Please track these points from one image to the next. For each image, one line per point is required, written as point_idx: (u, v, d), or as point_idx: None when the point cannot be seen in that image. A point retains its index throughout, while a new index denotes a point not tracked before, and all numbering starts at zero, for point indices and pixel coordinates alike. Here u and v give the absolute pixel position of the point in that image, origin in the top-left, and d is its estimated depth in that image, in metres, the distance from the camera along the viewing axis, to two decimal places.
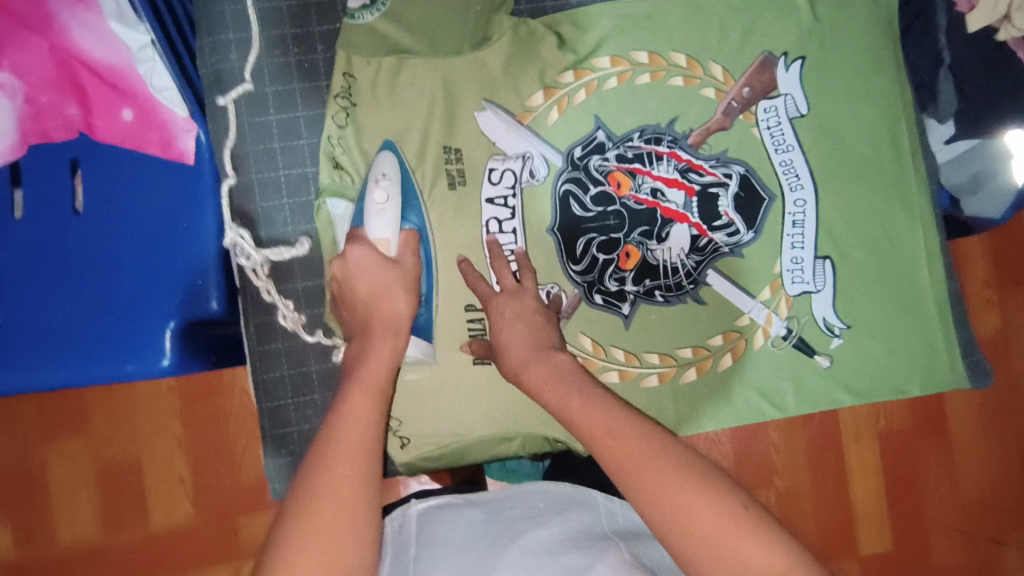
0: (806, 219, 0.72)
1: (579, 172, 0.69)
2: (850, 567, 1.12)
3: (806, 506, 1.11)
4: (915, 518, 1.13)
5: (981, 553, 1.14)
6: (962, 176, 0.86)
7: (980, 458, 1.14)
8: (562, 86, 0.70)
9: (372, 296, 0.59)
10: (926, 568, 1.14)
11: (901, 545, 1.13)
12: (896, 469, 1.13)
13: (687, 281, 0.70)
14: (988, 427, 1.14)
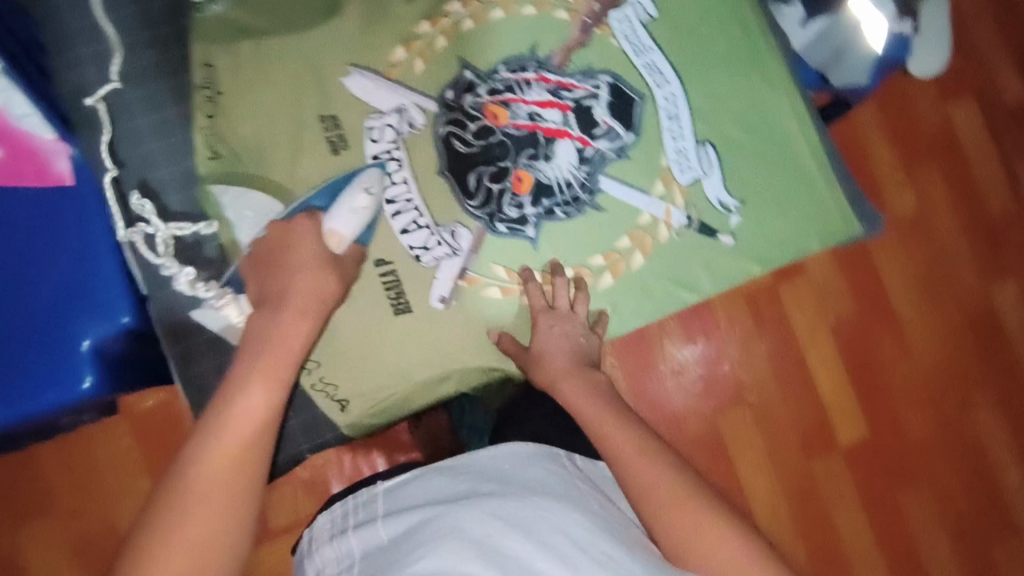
0: (679, 111, 0.75)
1: (456, 114, 0.72)
2: (834, 462, 1.21)
3: (782, 413, 1.20)
4: (885, 402, 1.23)
5: (952, 416, 1.23)
6: (825, 54, 0.87)
7: (928, 331, 1.23)
8: (420, 35, 0.72)
9: (293, 277, 0.62)
10: (904, 442, 1.23)
11: (886, 438, 1.23)
12: (857, 359, 1.22)
13: (583, 192, 0.73)
14: (931, 299, 1.23)
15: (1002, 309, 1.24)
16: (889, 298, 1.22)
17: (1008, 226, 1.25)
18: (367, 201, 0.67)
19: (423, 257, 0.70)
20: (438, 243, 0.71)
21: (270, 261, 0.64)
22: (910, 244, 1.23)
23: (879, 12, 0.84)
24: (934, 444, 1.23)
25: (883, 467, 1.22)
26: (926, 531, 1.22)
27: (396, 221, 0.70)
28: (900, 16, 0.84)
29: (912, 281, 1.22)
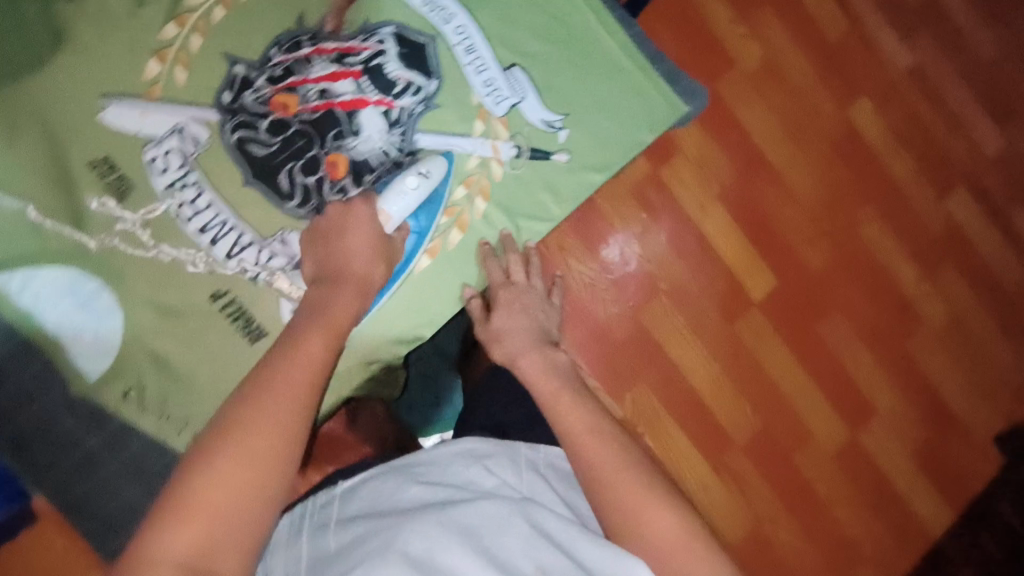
0: (474, 42, 0.72)
1: (241, 116, 0.66)
2: (753, 316, 1.30)
3: (694, 288, 1.28)
4: (782, 246, 1.32)
5: (842, 239, 1.34)
6: None
7: (806, 170, 1.33)
8: (170, 41, 0.64)
9: (353, 249, 0.63)
10: (807, 275, 1.32)
11: (791, 276, 1.32)
12: (748, 217, 1.30)
13: (404, 156, 0.69)
14: (798, 138, 1.32)
15: (861, 123, 1.35)
16: (761, 150, 1.30)
17: (846, 49, 1.34)
18: (418, 182, 0.68)
19: (258, 276, 0.66)
20: (271, 256, 0.66)
21: (325, 243, 0.64)
22: (765, 91, 1.31)
23: None
24: (833, 271, 1.33)
25: (794, 295, 1.32)
26: (844, 346, 1.34)
27: (217, 247, 0.65)
28: None
29: (777, 126, 1.31)
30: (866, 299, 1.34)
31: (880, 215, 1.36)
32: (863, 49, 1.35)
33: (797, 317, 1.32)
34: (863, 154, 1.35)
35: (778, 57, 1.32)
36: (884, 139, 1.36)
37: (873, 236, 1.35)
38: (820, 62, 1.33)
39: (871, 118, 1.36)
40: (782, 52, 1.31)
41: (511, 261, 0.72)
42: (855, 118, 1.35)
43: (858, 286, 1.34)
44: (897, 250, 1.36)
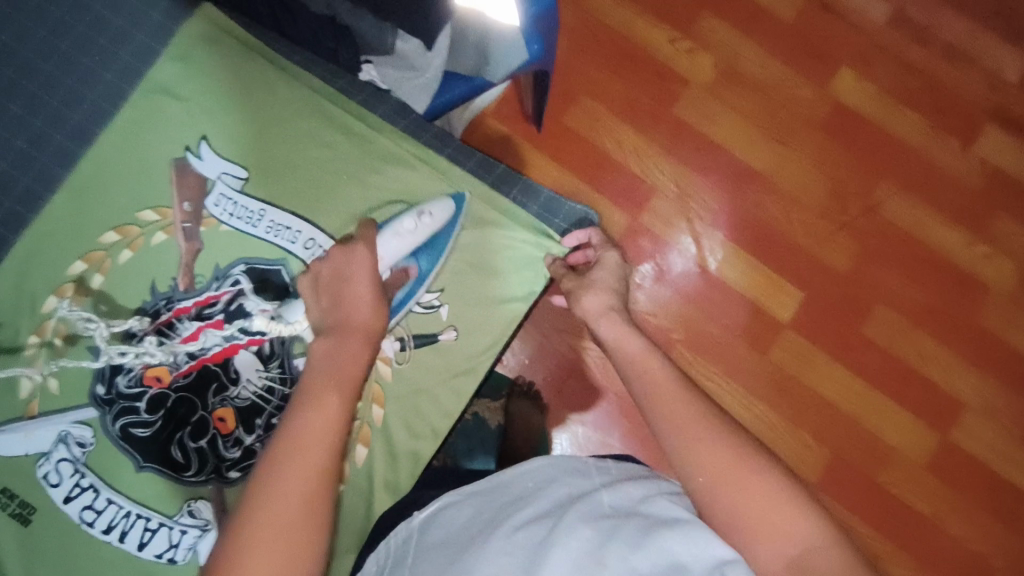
0: (327, 248, 0.69)
1: (119, 403, 0.65)
2: (788, 340, 1.17)
3: (713, 328, 1.18)
4: (797, 251, 1.20)
5: (866, 227, 1.20)
6: (472, 56, 0.87)
7: (799, 167, 1.22)
8: (35, 355, 0.65)
9: (351, 298, 0.59)
10: (837, 277, 1.19)
11: (817, 281, 1.19)
12: (751, 232, 1.20)
13: (287, 386, 0.67)
14: (780, 137, 1.22)
15: (848, 96, 1.23)
16: (745, 161, 1.22)
17: (810, 26, 1.24)
18: (415, 225, 0.68)
19: (175, 557, 0.64)
20: (183, 532, 0.65)
21: (330, 291, 0.60)
22: (729, 98, 1.23)
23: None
24: (864, 263, 1.19)
25: (826, 298, 1.18)
26: (903, 341, 1.17)
27: (128, 541, 0.64)
28: None
29: (753, 130, 1.23)
30: (911, 281, 1.19)
31: (903, 186, 1.21)
32: (830, 19, 1.25)
33: (840, 322, 1.18)
34: (864, 129, 1.22)
35: (733, 57, 1.24)
36: (884, 104, 1.22)
37: (902, 212, 1.20)
38: (786, 50, 1.24)
39: (859, 86, 1.23)
40: (734, 51, 1.24)
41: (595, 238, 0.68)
42: (841, 95, 1.23)
43: (897, 269, 1.19)
44: (934, 220, 1.20)
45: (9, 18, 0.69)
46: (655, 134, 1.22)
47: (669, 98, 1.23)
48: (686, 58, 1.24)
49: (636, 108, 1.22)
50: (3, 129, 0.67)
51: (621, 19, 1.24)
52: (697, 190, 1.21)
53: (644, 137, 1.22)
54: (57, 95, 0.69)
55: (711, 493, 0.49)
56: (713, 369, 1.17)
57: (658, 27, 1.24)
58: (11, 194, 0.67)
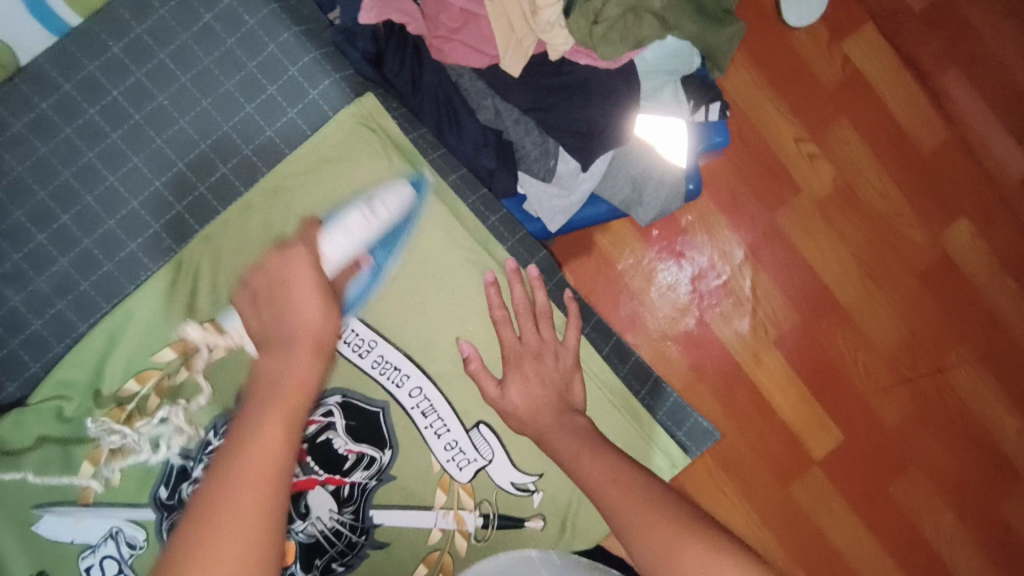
0: (434, 403, 0.64)
1: (179, 512, 0.60)
2: (814, 478, 1.10)
3: (748, 455, 1.10)
4: (852, 397, 1.12)
5: (930, 390, 1.13)
6: (625, 188, 0.78)
7: (885, 309, 1.14)
8: (99, 441, 0.60)
9: (296, 307, 0.48)
10: (885, 434, 1.12)
11: (863, 438, 1.12)
12: (814, 366, 1.12)
13: (357, 534, 0.63)
14: (876, 276, 1.14)
15: (956, 250, 1.15)
16: (832, 289, 1.13)
17: (941, 161, 1.15)
18: (367, 219, 0.60)
19: None
20: None
21: (272, 306, 0.49)
22: (838, 221, 1.13)
23: (677, 128, 0.77)
24: (917, 427, 1.13)
25: (867, 453, 1.12)
26: (927, 515, 1.12)
27: None
28: (705, 105, 0.80)
29: (849, 259, 1.13)
30: (956, 455, 1.13)
31: (978, 357, 1.15)
32: (966, 162, 1.16)
33: (872, 479, 1.11)
34: (960, 288, 1.15)
35: (855, 175, 1.14)
36: (990, 267, 1.15)
37: (968, 384, 1.14)
38: (912, 185, 1.15)
39: (971, 243, 1.15)
40: (860, 169, 1.14)
41: (521, 306, 0.64)
42: (950, 246, 1.15)
43: (945, 441, 1.13)
44: (999, 403, 1.14)
45: (149, 51, 0.59)
46: (748, 231, 1.11)
47: (777, 201, 1.12)
48: (806, 165, 1.12)
49: (738, 205, 1.11)
50: (119, 183, 0.60)
51: (749, 98, 1.13)
52: (773, 308, 1.12)
53: (738, 239, 1.11)
54: (186, 155, 0.60)
55: (616, 517, 0.48)
56: (733, 492, 1.11)
57: (787, 120, 1.12)
58: (113, 258, 0.60)
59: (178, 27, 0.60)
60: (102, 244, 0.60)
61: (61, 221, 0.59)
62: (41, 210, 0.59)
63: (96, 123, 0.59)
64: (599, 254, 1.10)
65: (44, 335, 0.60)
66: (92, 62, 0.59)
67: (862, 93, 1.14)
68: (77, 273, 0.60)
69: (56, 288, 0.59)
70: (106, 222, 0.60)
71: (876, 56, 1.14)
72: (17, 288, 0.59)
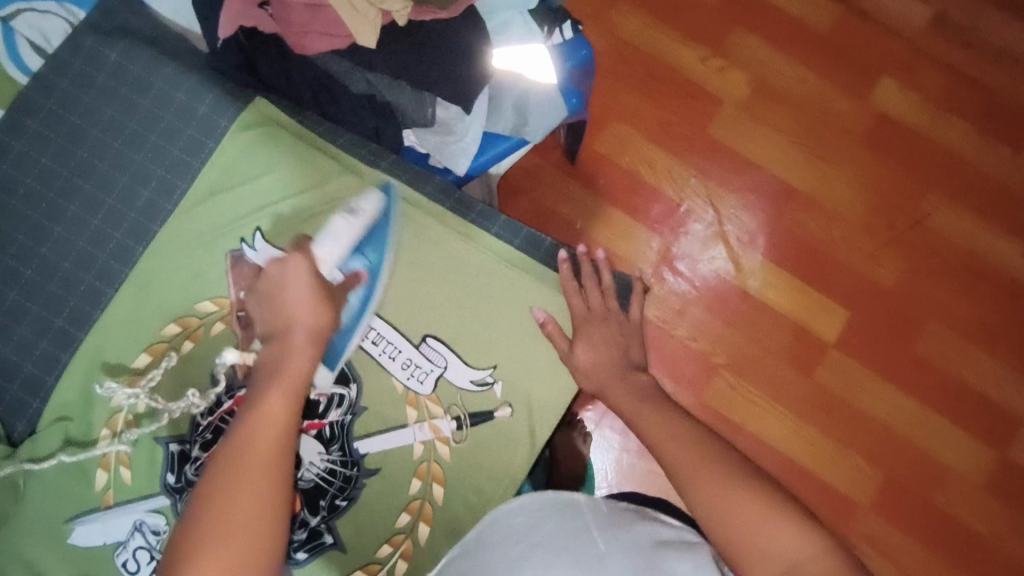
0: (381, 331, 0.71)
1: (187, 491, 0.67)
2: (838, 360, 1.08)
3: (756, 351, 1.09)
4: (838, 270, 1.11)
5: (913, 239, 1.12)
6: (509, 117, 0.87)
7: (841, 179, 1.13)
8: (106, 447, 0.67)
9: (296, 311, 0.59)
10: (885, 295, 1.10)
11: (864, 304, 1.10)
12: (788, 250, 1.11)
13: (350, 468, 0.69)
14: (819, 151, 1.14)
15: (889, 106, 1.15)
16: (779, 175, 1.13)
17: (846, 35, 1.16)
18: (351, 223, 0.67)
19: None
20: None
21: (273, 298, 0.61)
22: (761, 114, 1.15)
23: (535, 50, 0.85)
24: (913, 278, 1.11)
25: (875, 323, 1.09)
26: (958, 358, 1.08)
27: None
28: (558, 26, 0.89)
29: (788, 147, 1.14)
30: (964, 293, 1.10)
31: (950, 194, 1.12)
32: (869, 28, 1.17)
33: (891, 341, 1.09)
34: (907, 136, 1.14)
35: (767, 68, 1.16)
36: (930, 109, 1.14)
37: (950, 223, 1.12)
38: (824, 66, 1.16)
39: (903, 93, 1.15)
40: (767, 63, 1.16)
41: (588, 279, 0.71)
42: (882, 103, 1.15)
43: (946, 283, 1.10)
44: (987, 230, 1.11)
45: (64, 118, 0.71)
46: (684, 151, 1.14)
47: (704, 117, 1.15)
48: (716, 75, 1.16)
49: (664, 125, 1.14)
50: (65, 231, 0.70)
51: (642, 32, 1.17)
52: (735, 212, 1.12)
53: (676, 158, 1.14)
54: (115, 191, 0.71)
55: (690, 488, 0.55)
56: (759, 396, 1.08)
57: (683, 41, 1.17)
58: (76, 292, 0.70)
59: (79, 92, 0.71)
60: (64, 284, 0.70)
61: (27, 276, 0.70)
62: (9, 271, 0.70)
63: (34, 189, 0.70)
64: (546, 208, 1.13)
65: (36, 373, 0.69)
66: (19, 141, 0.71)
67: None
68: (51, 314, 0.69)
69: (36, 330, 0.69)
70: (63, 264, 0.70)
71: None
72: (6, 340, 0.69)
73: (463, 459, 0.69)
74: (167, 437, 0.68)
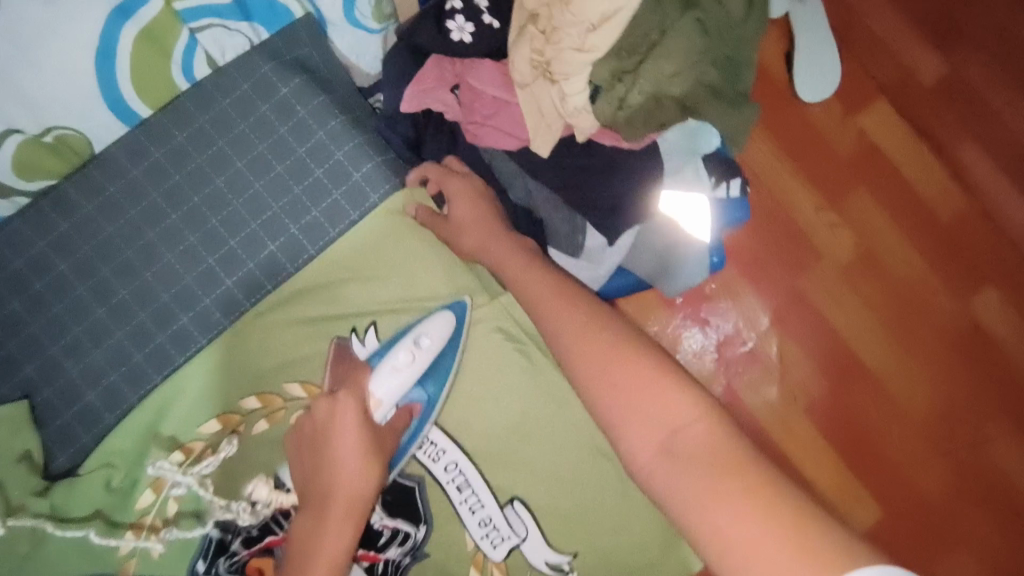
0: (470, 479, 0.64)
1: None
2: None
3: None
4: (886, 466, 1.06)
5: (968, 462, 1.07)
6: (651, 262, 0.81)
7: (917, 376, 1.09)
8: (146, 511, 0.60)
9: (340, 468, 0.51)
10: (924, 506, 1.05)
11: (902, 507, 1.05)
12: (844, 431, 1.06)
13: None
14: (904, 342, 1.09)
15: (986, 318, 1.11)
16: (857, 353, 1.08)
17: (962, 233, 1.12)
18: (412, 357, 0.59)
19: None
20: None
21: (313, 452, 0.53)
22: (862, 286, 1.09)
23: (701, 206, 0.78)
24: (956, 499, 1.06)
25: (905, 532, 1.05)
26: None
27: None
28: (725, 181, 0.82)
29: (877, 327, 1.09)
30: (999, 530, 1.06)
31: (1013, 426, 1.09)
32: (987, 228, 1.12)
33: (918, 555, 1.04)
34: (991, 354, 1.10)
35: (879, 244, 1.11)
36: (1019, 334, 1.11)
37: (1005, 454, 1.08)
38: (935, 258, 1.11)
39: (1000, 311, 1.11)
40: (881, 239, 1.11)
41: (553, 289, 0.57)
42: (978, 313, 1.11)
43: (985, 513, 1.06)
44: None
45: (212, 140, 0.65)
46: (772, 294, 1.08)
47: (800, 268, 1.09)
48: (827, 232, 1.10)
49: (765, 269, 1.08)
50: (175, 260, 0.63)
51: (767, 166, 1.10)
52: (801, 372, 1.07)
53: (762, 302, 1.08)
54: (241, 236, 0.64)
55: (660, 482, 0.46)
56: None
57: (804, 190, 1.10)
58: (165, 331, 0.63)
59: (237, 118, 0.65)
60: (155, 317, 0.63)
61: (120, 296, 0.62)
62: (102, 285, 0.62)
63: (158, 205, 0.64)
64: None
65: (96, 406, 0.62)
66: (158, 150, 0.64)
67: (881, 164, 1.12)
68: (132, 345, 0.62)
69: (110, 359, 0.62)
70: (161, 295, 0.63)
71: (891, 129, 1.12)
72: (75, 359, 0.62)
73: None
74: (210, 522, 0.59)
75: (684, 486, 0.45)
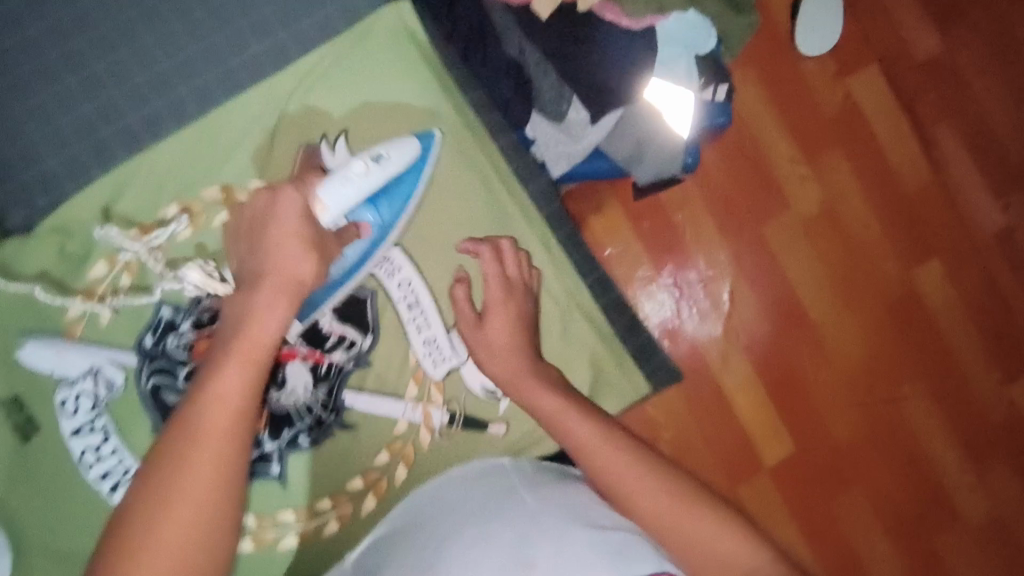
0: (420, 299, 0.67)
1: (160, 361, 0.63)
2: (761, 484, 1.00)
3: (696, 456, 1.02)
4: (808, 414, 1.01)
5: (886, 419, 1.03)
6: (627, 146, 0.83)
7: (853, 330, 1.03)
8: (96, 283, 0.63)
9: (278, 221, 0.52)
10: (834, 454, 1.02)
11: (813, 455, 1.01)
12: (775, 375, 1.01)
13: (326, 413, 0.65)
14: (849, 296, 1.03)
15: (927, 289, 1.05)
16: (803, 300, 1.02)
17: (920, 202, 1.06)
18: (365, 169, 0.58)
19: None
20: None
21: (259, 257, 0.51)
22: (818, 238, 1.02)
23: (685, 101, 0.80)
24: (868, 453, 1.02)
25: (813, 480, 1.01)
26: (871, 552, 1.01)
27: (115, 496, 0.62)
28: (713, 84, 0.84)
29: (824, 276, 1.02)
30: (904, 493, 1.03)
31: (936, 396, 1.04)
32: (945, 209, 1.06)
33: (819, 500, 1.01)
34: (929, 323, 1.05)
35: (843, 202, 1.03)
36: (960, 309, 1.06)
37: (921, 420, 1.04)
38: (891, 222, 1.05)
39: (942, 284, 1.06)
40: (845, 195, 1.03)
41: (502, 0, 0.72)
42: (921, 282, 1.05)
43: (893, 474, 1.03)
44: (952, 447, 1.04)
45: None
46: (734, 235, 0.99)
47: (764, 213, 1.01)
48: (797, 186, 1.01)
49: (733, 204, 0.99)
50: (151, 42, 0.63)
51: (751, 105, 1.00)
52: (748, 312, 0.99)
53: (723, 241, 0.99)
54: (225, 30, 0.64)
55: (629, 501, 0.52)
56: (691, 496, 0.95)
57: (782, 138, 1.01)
58: (136, 112, 0.63)
59: None
60: (128, 97, 0.63)
61: (91, 69, 0.62)
62: (72, 52, 0.62)
63: None
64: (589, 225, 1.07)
65: (57, 174, 0.63)
66: None
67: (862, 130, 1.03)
68: (99, 121, 0.63)
69: (75, 129, 0.62)
70: (135, 76, 0.63)
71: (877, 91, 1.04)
72: (38, 124, 0.62)
73: (440, 452, 0.67)
74: (162, 299, 0.63)
75: (656, 503, 0.51)
